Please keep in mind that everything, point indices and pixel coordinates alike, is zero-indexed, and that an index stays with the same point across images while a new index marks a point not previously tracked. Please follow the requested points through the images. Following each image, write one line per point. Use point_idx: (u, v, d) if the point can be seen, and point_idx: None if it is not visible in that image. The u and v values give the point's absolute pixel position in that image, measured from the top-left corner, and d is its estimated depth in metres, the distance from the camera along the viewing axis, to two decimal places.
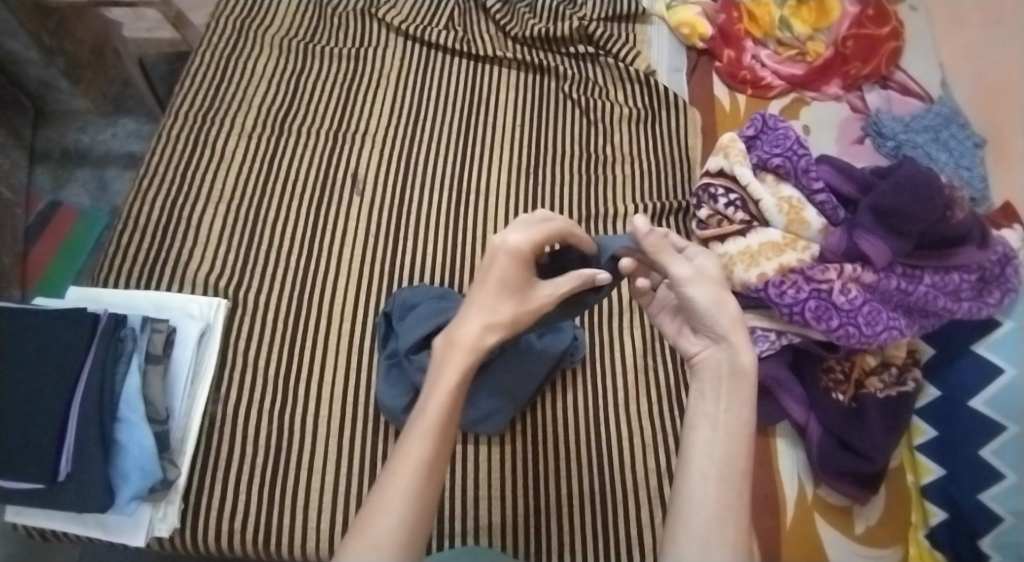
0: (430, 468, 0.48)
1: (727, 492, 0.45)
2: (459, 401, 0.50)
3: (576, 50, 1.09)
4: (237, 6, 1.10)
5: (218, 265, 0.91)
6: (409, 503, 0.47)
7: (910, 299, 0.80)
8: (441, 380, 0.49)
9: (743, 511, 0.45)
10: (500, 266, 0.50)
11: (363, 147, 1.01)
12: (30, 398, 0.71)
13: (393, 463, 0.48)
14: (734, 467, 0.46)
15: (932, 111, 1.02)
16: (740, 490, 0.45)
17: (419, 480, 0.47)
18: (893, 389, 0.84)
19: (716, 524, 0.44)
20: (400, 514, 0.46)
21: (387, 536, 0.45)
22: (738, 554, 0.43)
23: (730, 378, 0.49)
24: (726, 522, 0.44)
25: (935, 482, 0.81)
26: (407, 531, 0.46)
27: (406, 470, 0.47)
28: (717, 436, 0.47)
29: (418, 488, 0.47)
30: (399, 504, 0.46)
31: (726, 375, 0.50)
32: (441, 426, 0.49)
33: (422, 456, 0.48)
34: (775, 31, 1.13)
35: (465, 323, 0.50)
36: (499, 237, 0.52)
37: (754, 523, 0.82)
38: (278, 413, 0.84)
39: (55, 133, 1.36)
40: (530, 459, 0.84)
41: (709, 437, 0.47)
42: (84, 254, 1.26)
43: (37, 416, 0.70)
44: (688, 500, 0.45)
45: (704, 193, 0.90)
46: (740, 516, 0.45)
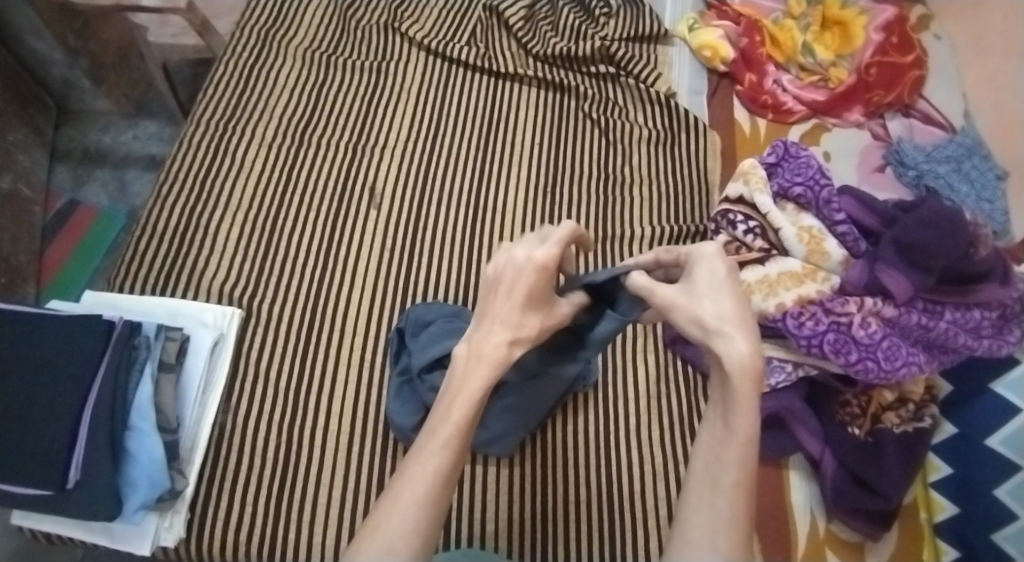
0: (445, 479, 0.45)
1: (717, 500, 0.43)
2: (478, 415, 0.48)
3: (598, 69, 1.09)
4: (261, 15, 1.11)
5: (233, 274, 0.91)
6: (424, 507, 0.44)
7: (931, 334, 0.79)
8: (465, 390, 0.48)
9: (738, 522, 0.42)
10: (529, 281, 0.50)
11: (381, 160, 1.01)
12: (42, 404, 0.71)
13: (407, 471, 0.45)
14: (724, 473, 0.44)
15: (955, 142, 1.01)
16: (730, 496, 0.43)
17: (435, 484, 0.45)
18: (909, 424, 0.82)
19: (706, 531, 0.42)
20: (410, 522, 0.43)
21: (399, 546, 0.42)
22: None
23: (722, 385, 0.47)
24: (715, 529, 0.42)
25: (950, 520, 0.80)
26: (418, 543, 0.43)
27: (423, 478, 0.45)
28: (714, 443, 0.45)
29: (434, 496, 0.45)
30: (413, 506, 0.44)
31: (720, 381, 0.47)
32: (460, 431, 0.47)
33: (440, 460, 0.46)
34: (797, 56, 1.12)
35: (491, 335, 0.49)
36: (523, 253, 0.52)
37: (765, 557, 0.81)
38: (288, 425, 0.84)
39: (77, 133, 1.37)
40: (539, 481, 0.84)
41: (710, 445, 0.46)
42: (100, 254, 1.27)
43: (48, 423, 0.70)
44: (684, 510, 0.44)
45: (723, 218, 0.90)
46: (734, 526, 0.42)
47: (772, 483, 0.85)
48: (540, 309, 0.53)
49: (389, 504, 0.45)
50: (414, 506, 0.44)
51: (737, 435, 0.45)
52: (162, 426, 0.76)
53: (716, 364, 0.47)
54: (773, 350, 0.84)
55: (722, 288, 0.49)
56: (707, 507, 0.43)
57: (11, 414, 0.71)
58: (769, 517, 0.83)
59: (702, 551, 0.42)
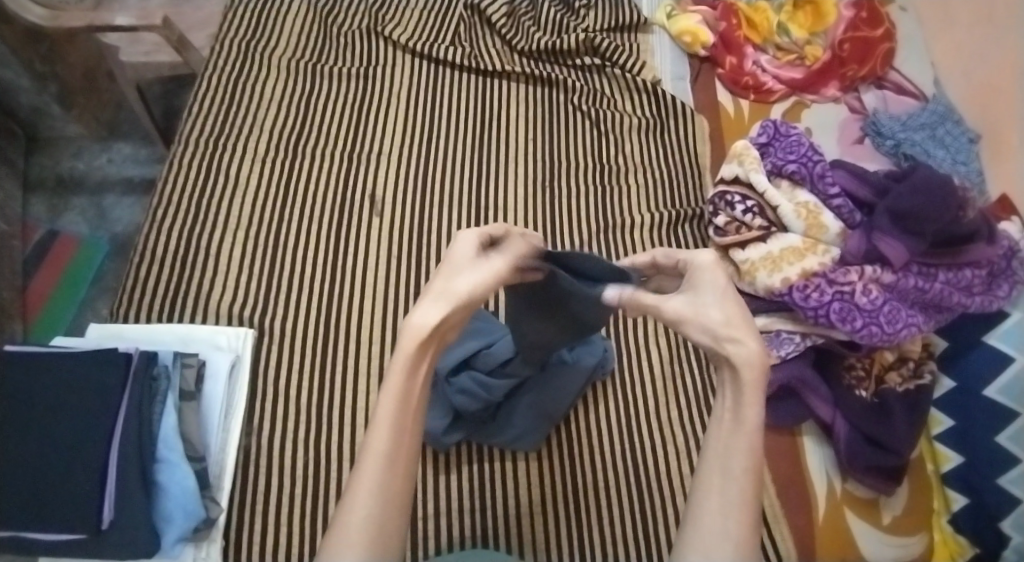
0: (395, 461, 0.45)
1: (728, 488, 0.44)
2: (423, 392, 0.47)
3: (582, 62, 1.11)
4: (239, 27, 1.09)
5: (242, 294, 0.90)
6: (378, 502, 0.44)
7: (927, 296, 0.83)
8: (405, 367, 0.46)
9: (747, 507, 0.43)
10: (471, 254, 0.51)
11: (378, 167, 1.01)
12: (66, 444, 0.69)
13: (359, 459, 0.45)
14: (735, 464, 0.44)
15: (927, 110, 1.06)
16: (742, 488, 0.43)
17: (385, 475, 0.44)
18: (910, 382, 0.87)
19: (718, 517, 0.43)
20: (368, 512, 0.44)
21: (356, 533, 0.43)
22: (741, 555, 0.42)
23: (732, 381, 0.47)
24: (725, 515, 0.43)
25: (955, 469, 0.84)
26: (376, 529, 0.44)
27: (373, 465, 0.44)
28: (720, 435, 0.45)
29: (386, 481, 0.44)
30: (367, 503, 0.44)
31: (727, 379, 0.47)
32: (397, 417, 0.45)
33: (383, 448, 0.45)
34: (774, 36, 1.16)
35: (426, 305, 0.47)
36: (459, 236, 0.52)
37: (788, 522, 0.85)
38: (314, 441, 0.83)
39: (49, 160, 1.34)
40: (567, 472, 0.85)
41: (720, 433, 0.46)
42: (87, 285, 1.23)
43: (77, 462, 0.69)
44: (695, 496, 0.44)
45: (721, 200, 0.92)
46: (743, 512, 0.43)
47: (789, 452, 0.89)
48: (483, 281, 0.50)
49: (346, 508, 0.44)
50: (368, 505, 0.44)
51: (746, 426, 0.45)
52: (190, 455, 0.74)
53: (725, 363, 0.47)
54: (780, 324, 0.88)
55: (720, 290, 0.49)
56: (718, 494, 0.44)
57: (37, 458, 0.69)
58: (788, 483, 0.87)
59: (713, 543, 0.42)
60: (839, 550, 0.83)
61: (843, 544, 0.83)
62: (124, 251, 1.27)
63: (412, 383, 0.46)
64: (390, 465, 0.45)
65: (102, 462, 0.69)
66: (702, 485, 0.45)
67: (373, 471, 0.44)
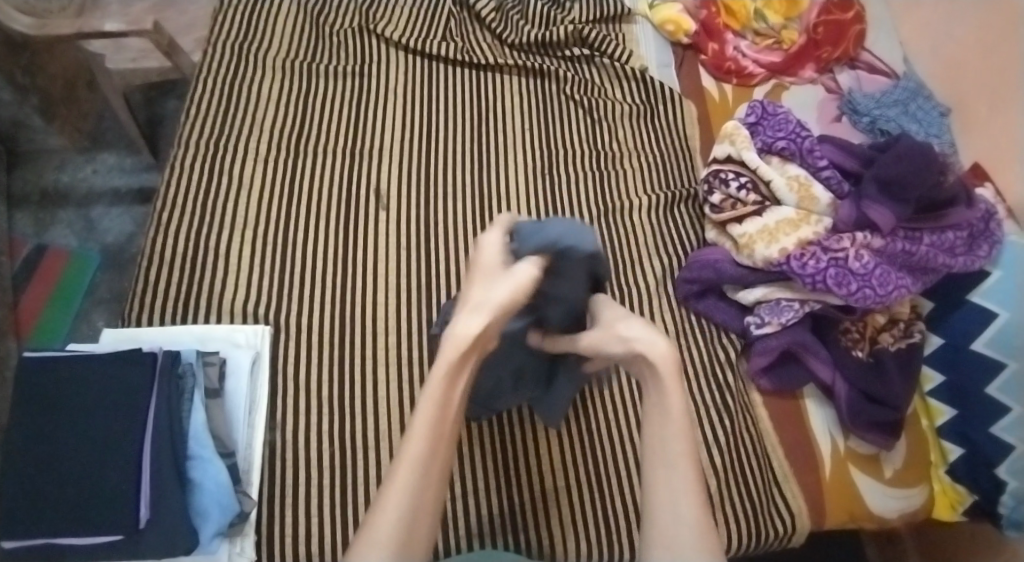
0: (428, 464, 0.51)
1: (673, 475, 0.53)
2: (450, 403, 0.52)
3: (571, 52, 1.16)
4: (230, 30, 1.11)
5: (253, 292, 0.91)
6: (412, 502, 0.50)
7: (914, 258, 0.88)
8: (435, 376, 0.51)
9: (693, 493, 0.52)
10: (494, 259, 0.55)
11: (381, 161, 1.03)
12: (92, 448, 0.68)
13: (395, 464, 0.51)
14: (675, 452, 0.53)
15: (900, 87, 1.12)
16: (685, 471, 0.53)
17: (421, 476, 0.50)
18: (902, 342, 0.91)
19: (673, 504, 0.52)
20: (403, 513, 0.49)
21: (387, 535, 0.48)
22: (698, 527, 0.51)
23: (653, 381, 0.55)
24: (678, 501, 0.52)
25: (949, 422, 0.89)
26: (405, 530, 0.49)
27: (408, 471, 0.50)
28: (656, 429, 0.54)
29: (420, 483, 0.50)
30: (401, 502, 0.49)
31: (651, 378, 0.55)
32: (434, 430, 0.51)
33: (421, 453, 0.50)
34: (751, 23, 1.21)
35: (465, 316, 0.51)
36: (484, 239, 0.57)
37: (798, 481, 0.89)
38: (335, 433, 0.84)
39: (33, 175, 1.32)
40: (589, 449, 0.87)
41: (658, 436, 0.54)
42: (80, 298, 1.21)
43: (104, 464, 0.68)
44: (650, 491, 0.53)
45: (715, 178, 0.97)
46: (694, 499, 0.52)
47: (792, 415, 0.93)
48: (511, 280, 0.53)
49: (379, 506, 0.50)
50: (402, 503, 0.49)
51: (673, 415, 0.54)
52: (221, 451, 0.74)
53: (643, 363, 0.55)
54: (780, 293, 0.92)
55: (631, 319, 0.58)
56: (667, 493, 0.52)
57: (62, 462, 0.68)
58: (793, 445, 0.91)
59: (673, 525, 0.51)
60: (847, 505, 0.87)
61: (851, 498, 0.88)
62: (117, 262, 1.25)
63: (449, 398, 0.51)
64: (425, 465, 0.51)
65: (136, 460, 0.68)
66: (657, 486, 0.53)
67: (412, 473, 0.50)
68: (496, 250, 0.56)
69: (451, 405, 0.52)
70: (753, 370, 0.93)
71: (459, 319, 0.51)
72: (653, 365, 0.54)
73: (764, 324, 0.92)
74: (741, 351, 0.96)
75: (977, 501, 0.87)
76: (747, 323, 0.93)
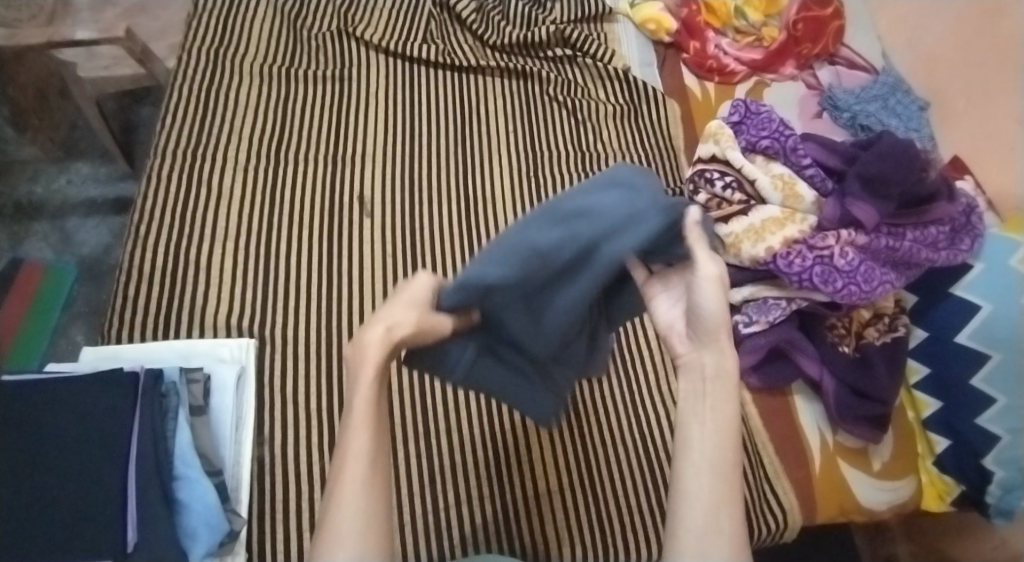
0: (373, 455, 0.48)
1: (716, 486, 0.47)
2: (383, 394, 0.49)
3: (554, 53, 1.15)
4: (205, 35, 1.09)
5: (237, 304, 0.89)
6: (365, 495, 0.46)
7: (898, 254, 0.89)
8: (361, 372, 0.48)
9: (734, 508, 0.47)
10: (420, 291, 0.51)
11: (363, 167, 1.02)
12: (75, 472, 0.67)
13: (338, 462, 0.47)
14: (724, 461, 0.48)
15: (879, 82, 1.13)
16: (729, 482, 0.48)
17: (369, 469, 0.47)
18: (887, 336, 0.92)
19: (712, 518, 0.47)
20: (361, 507, 0.46)
21: (350, 529, 0.45)
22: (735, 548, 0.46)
23: (715, 381, 0.51)
24: (718, 515, 0.47)
25: (935, 413, 0.90)
26: (366, 521, 0.45)
27: (353, 463, 0.47)
28: (703, 431, 0.50)
29: (373, 473, 0.47)
30: (353, 499, 0.46)
31: (710, 377, 0.52)
32: (374, 420, 0.48)
33: (366, 446, 0.47)
34: (731, 20, 1.21)
35: (369, 324, 0.49)
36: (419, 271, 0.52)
37: (788, 476, 0.90)
38: (324, 445, 0.83)
39: (5, 186, 1.29)
40: (581, 453, 0.86)
41: (700, 435, 0.49)
42: (57, 312, 1.19)
43: (88, 489, 0.66)
44: (687, 498, 0.47)
45: (701, 178, 0.96)
46: (732, 508, 0.47)
47: (782, 411, 0.93)
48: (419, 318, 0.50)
49: (332, 506, 0.46)
50: (354, 501, 0.46)
51: (726, 421, 0.50)
52: (208, 470, 0.73)
53: (714, 358, 0.52)
54: (767, 291, 0.92)
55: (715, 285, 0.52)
56: (699, 495, 0.47)
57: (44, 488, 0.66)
58: (783, 442, 0.92)
59: (709, 540, 0.46)
60: (838, 498, 0.88)
61: (841, 492, 0.89)
62: (95, 275, 1.23)
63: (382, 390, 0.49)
64: (372, 458, 0.47)
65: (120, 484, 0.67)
66: (689, 487, 0.48)
67: (359, 465, 0.47)
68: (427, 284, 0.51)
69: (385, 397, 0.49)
70: (743, 369, 0.93)
71: (365, 330, 0.49)
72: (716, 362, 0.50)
73: (751, 322, 0.92)
74: None
75: (965, 491, 0.88)
76: (736, 322, 0.93)
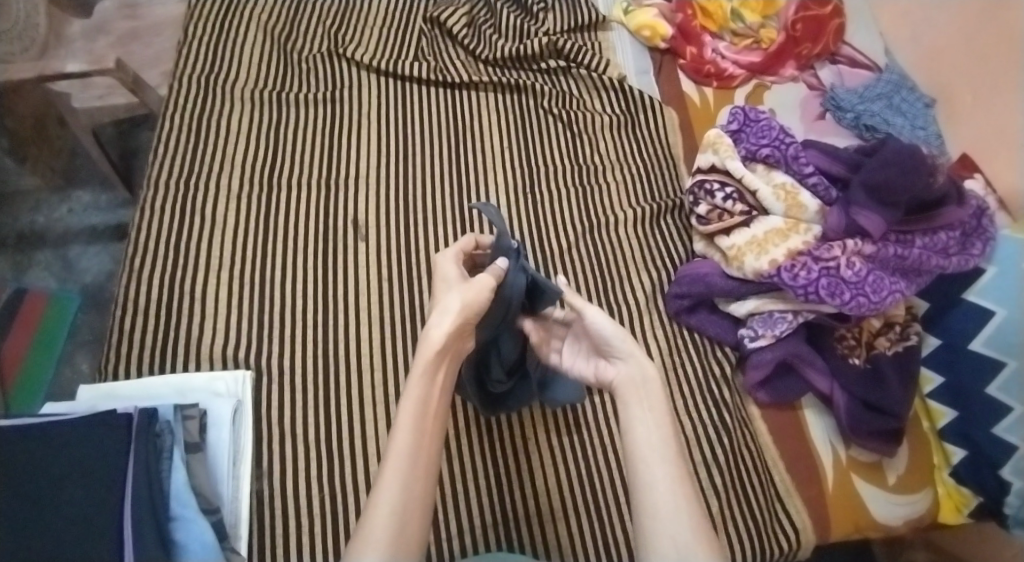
0: (412, 460, 0.53)
1: (664, 469, 0.55)
2: (432, 401, 0.56)
3: (547, 65, 1.14)
4: (196, 61, 1.08)
5: (233, 335, 0.88)
6: (399, 494, 0.51)
7: (908, 263, 0.86)
8: (415, 370, 0.56)
9: (684, 482, 0.55)
10: (450, 273, 0.64)
11: (358, 190, 1.00)
12: (53, 522, 0.63)
13: (383, 461, 0.53)
14: (667, 448, 0.57)
15: (882, 80, 1.10)
16: (676, 465, 0.56)
17: (408, 470, 0.52)
18: (899, 345, 0.89)
19: (672, 496, 0.54)
20: (396, 506, 0.50)
21: (383, 530, 0.49)
22: (694, 516, 0.53)
23: (645, 390, 0.60)
24: (675, 491, 0.54)
25: (950, 424, 0.87)
26: (396, 528, 0.50)
27: (394, 461, 0.52)
28: (641, 424, 0.58)
29: (412, 478, 0.52)
30: (391, 497, 0.51)
31: (641, 384, 0.61)
32: (419, 423, 0.54)
33: (407, 449, 0.53)
34: (728, 23, 1.19)
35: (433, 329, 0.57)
36: (440, 256, 0.66)
37: (800, 495, 0.87)
38: (326, 478, 0.81)
39: (7, 217, 1.28)
40: (585, 477, 0.85)
41: (644, 434, 0.57)
42: (61, 343, 1.18)
43: (66, 542, 0.62)
44: (647, 486, 0.55)
45: (700, 189, 0.95)
46: (683, 487, 0.55)
47: (792, 426, 0.91)
48: (468, 287, 0.60)
49: (372, 505, 0.51)
50: (390, 501, 0.50)
51: (663, 413, 0.59)
52: (205, 508, 0.71)
53: (629, 376, 0.62)
54: (772, 305, 0.90)
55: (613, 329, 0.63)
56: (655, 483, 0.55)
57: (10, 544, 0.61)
58: (794, 459, 0.88)
59: (670, 517, 0.53)
60: (852, 517, 0.85)
61: (856, 509, 0.85)
62: (97, 303, 1.22)
63: (430, 393, 0.56)
64: (412, 461, 0.52)
65: (100, 535, 0.63)
66: (647, 478, 0.55)
67: (400, 463, 0.52)
68: (451, 263, 0.65)
69: (432, 399, 0.56)
70: (750, 384, 0.91)
71: (424, 338, 0.57)
72: (643, 372, 0.61)
73: (758, 336, 0.90)
74: (736, 365, 0.94)
75: (983, 503, 0.85)
76: (741, 337, 0.91)
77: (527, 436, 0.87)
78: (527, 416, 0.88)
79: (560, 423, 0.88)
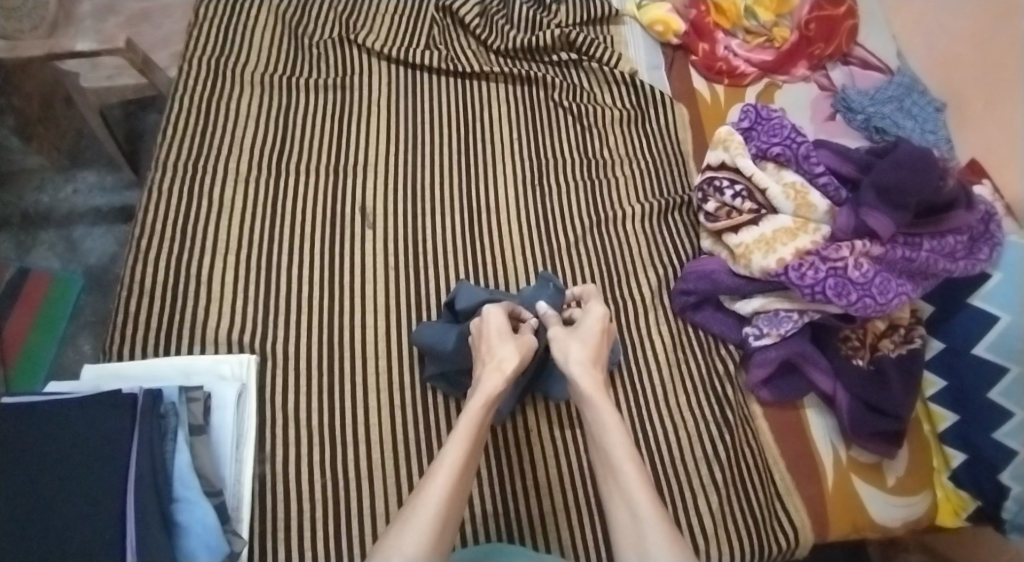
0: (462, 468, 0.61)
1: (629, 492, 0.59)
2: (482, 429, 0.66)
3: (559, 57, 1.13)
4: (207, 43, 1.07)
5: (238, 319, 0.88)
6: (447, 492, 0.58)
7: (914, 265, 0.86)
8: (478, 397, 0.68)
9: (648, 497, 0.59)
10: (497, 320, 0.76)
11: (366, 177, 1.00)
12: (50, 500, 0.63)
13: (436, 464, 0.61)
14: (625, 468, 0.61)
15: (894, 83, 1.10)
16: (638, 480, 0.60)
17: (456, 474, 0.60)
18: (903, 347, 0.89)
19: (636, 514, 0.58)
20: (443, 502, 0.58)
21: (429, 518, 0.56)
22: (663, 526, 0.56)
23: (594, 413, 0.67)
24: (637, 509, 0.58)
25: (951, 428, 0.87)
26: (440, 520, 0.56)
27: (450, 464, 0.60)
28: (607, 449, 0.64)
29: (458, 482, 0.60)
30: (439, 493, 0.58)
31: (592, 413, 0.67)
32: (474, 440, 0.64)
33: (458, 457, 0.62)
34: (741, 21, 1.18)
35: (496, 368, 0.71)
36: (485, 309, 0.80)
37: (800, 493, 0.87)
38: (330, 465, 0.81)
39: (12, 196, 1.28)
40: (584, 469, 0.85)
41: (609, 456, 0.63)
42: (63, 324, 1.17)
43: (63, 521, 0.62)
44: (618, 506, 0.60)
45: (710, 186, 0.95)
46: (643, 501, 0.58)
47: (793, 425, 0.91)
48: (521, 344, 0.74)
49: (420, 498, 0.58)
50: (435, 500, 0.57)
51: (613, 430, 0.64)
52: (207, 491, 0.71)
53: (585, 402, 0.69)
54: (779, 303, 0.90)
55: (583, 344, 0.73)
56: (627, 501, 0.59)
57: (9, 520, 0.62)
58: (794, 457, 0.89)
59: (639, 532, 0.56)
60: (852, 517, 0.85)
61: (854, 508, 0.86)
62: (101, 284, 1.22)
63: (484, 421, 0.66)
64: (461, 469, 0.61)
65: (94, 516, 0.63)
66: (622, 500, 0.60)
67: (450, 468, 0.60)
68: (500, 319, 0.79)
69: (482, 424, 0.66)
70: (753, 383, 0.91)
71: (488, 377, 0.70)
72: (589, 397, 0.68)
73: (763, 335, 0.90)
74: (740, 363, 0.94)
75: (981, 507, 0.85)
76: (746, 335, 0.91)
77: (530, 427, 0.87)
78: (529, 410, 0.88)
79: (562, 418, 0.88)
